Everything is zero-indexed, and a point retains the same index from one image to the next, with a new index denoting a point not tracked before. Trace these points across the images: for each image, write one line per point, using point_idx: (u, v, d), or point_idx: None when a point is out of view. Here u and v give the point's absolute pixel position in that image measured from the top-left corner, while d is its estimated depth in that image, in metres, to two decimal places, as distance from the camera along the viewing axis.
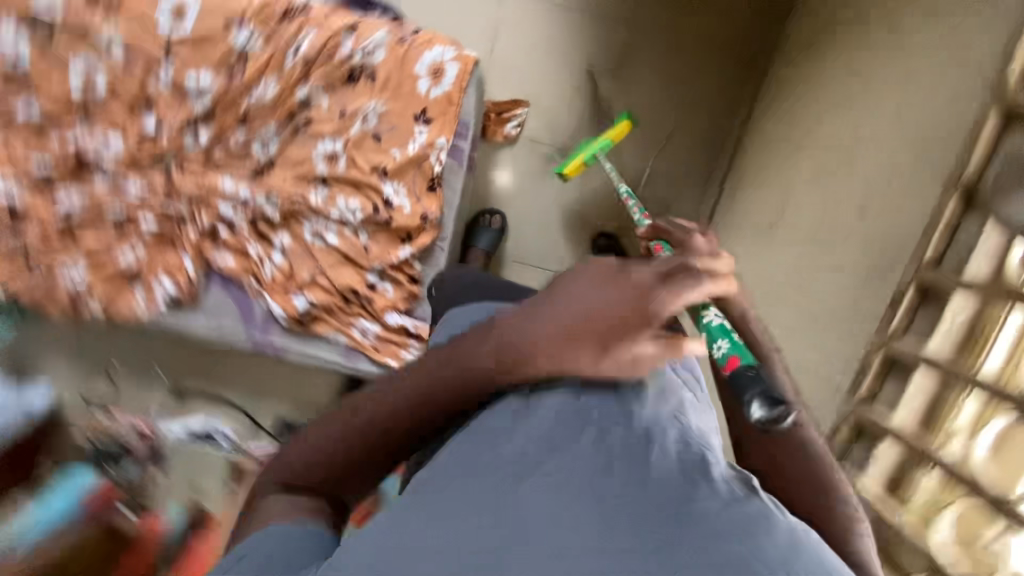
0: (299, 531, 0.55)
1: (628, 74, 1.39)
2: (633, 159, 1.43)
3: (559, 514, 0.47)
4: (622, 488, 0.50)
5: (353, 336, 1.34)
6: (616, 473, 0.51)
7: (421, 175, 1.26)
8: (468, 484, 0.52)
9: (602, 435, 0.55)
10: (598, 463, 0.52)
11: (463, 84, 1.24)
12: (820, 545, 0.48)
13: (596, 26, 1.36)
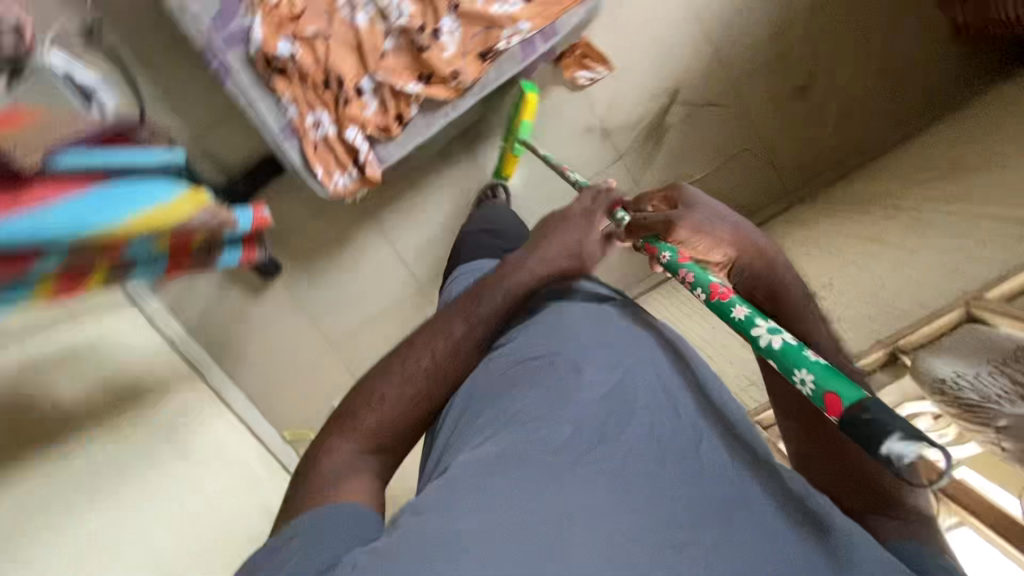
0: (348, 516, 0.54)
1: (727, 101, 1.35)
2: (720, 141, 1.38)
3: (605, 505, 0.49)
4: (678, 474, 0.53)
5: (305, 120, 1.22)
6: (671, 462, 0.54)
7: (481, 37, 1.19)
8: (521, 469, 0.52)
9: (647, 426, 0.57)
10: (649, 453, 0.54)
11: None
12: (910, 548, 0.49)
13: (712, 58, 1.32)
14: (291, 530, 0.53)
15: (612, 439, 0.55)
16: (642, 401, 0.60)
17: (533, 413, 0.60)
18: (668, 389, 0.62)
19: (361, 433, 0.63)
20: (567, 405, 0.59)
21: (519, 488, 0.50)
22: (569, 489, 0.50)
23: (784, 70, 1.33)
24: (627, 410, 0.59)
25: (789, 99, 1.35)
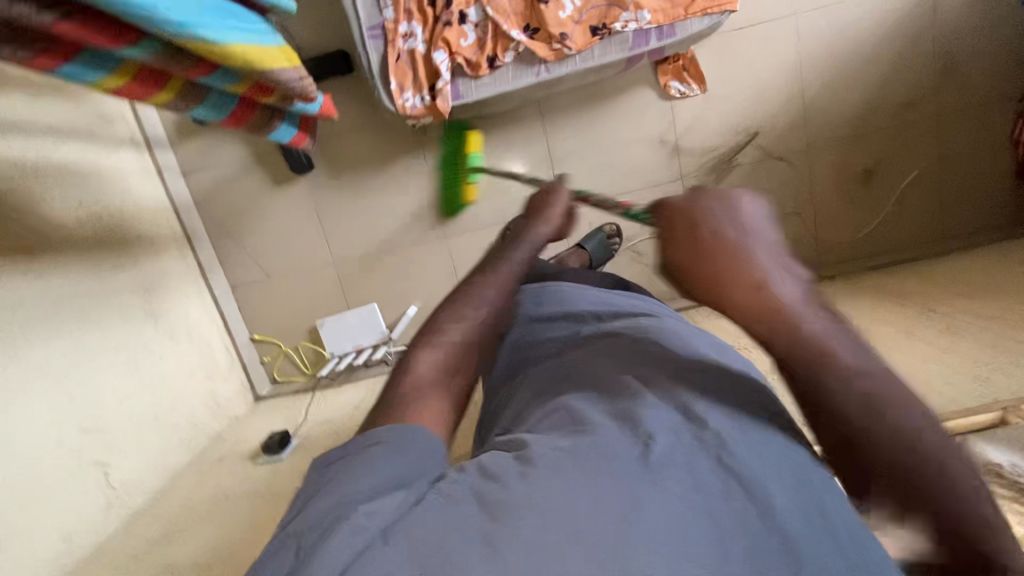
0: (421, 443, 0.52)
1: (792, 160, 1.37)
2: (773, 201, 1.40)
3: (675, 507, 0.42)
4: (741, 487, 0.44)
5: (398, 27, 1.18)
6: (735, 478, 0.45)
7: (600, 11, 1.16)
8: (586, 453, 0.47)
9: (718, 419, 0.50)
10: (712, 469, 0.46)
11: (708, 8, 1.15)
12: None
13: (797, 115, 1.34)
14: (372, 438, 0.52)
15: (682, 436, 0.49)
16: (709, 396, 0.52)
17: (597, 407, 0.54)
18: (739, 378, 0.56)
19: (439, 345, 0.63)
20: (644, 411, 0.51)
21: (567, 482, 0.44)
22: (624, 491, 0.43)
23: (859, 152, 1.37)
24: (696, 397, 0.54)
25: (855, 181, 1.38)
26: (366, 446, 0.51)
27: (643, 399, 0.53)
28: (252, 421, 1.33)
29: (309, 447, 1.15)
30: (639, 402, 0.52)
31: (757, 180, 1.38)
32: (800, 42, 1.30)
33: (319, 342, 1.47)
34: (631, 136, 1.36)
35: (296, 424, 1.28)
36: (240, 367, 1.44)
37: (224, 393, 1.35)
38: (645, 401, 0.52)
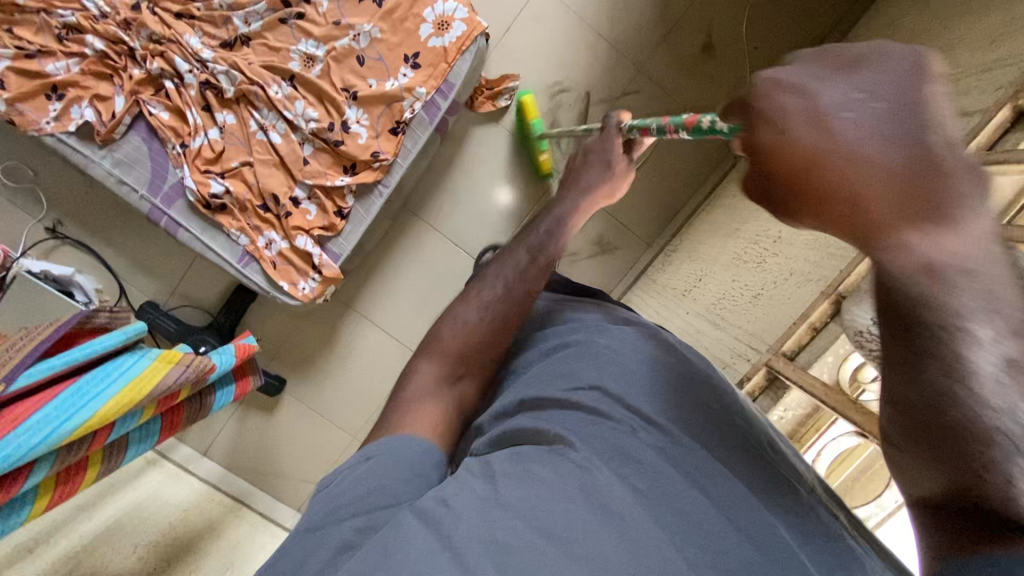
0: (414, 450, 0.59)
1: (639, 85, 1.35)
2: None
3: (609, 502, 0.49)
4: (673, 490, 0.52)
5: (258, 244, 1.29)
6: (675, 483, 0.53)
7: (388, 114, 1.23)
8: (508, 483, 0.50)
9: (657, 442, 0.56)
10: (645, 484, 0.52)
11: (462, 46, 1.19)
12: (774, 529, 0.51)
13: (608, 53, 1.34)
14: (365, 453, 0.58)
15: (628, 437, 0.56)
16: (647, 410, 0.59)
17: (559, 415, 0.58)
18: (692, 393, 0.62)
19: None
20: (602, 431, 0.56)
21: (500, 516, 0.47)
22: (573, 502, 0.49)
23: (685, 38, 1.34)
24: (645, 406, 0.59)
25: (700, 61, 1.35)
26: (360, 460, 0.57)
27: (593, 422, 0.57)
28: None
29: None
30: (600, 428, 0.56)
31: None
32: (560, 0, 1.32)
33: None
34: (492, 172, 1.41)
35: None
36: None
37: None
38: (604, 427, 0.57)
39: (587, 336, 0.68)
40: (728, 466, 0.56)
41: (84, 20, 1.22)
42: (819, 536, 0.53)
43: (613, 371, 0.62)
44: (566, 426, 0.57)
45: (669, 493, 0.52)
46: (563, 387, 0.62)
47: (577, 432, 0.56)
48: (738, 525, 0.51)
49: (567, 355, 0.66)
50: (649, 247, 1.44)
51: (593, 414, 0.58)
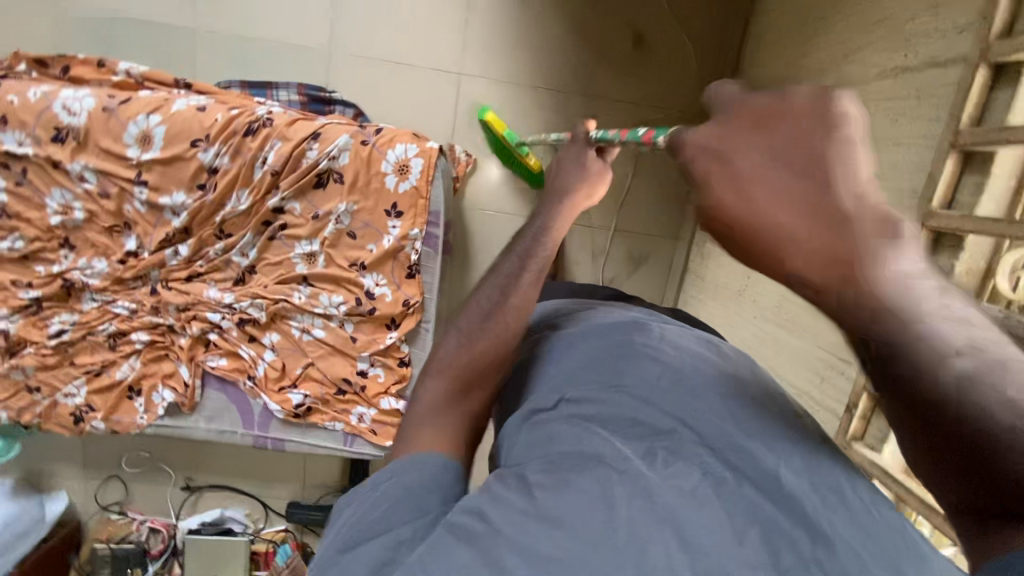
0: (438, 465, 0.54)
1: (593, 107, 1.36)
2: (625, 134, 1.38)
3: (663, 502, 0.45)
4: (725, 480, 0.46)
5: (352, 422, 1.38)
6: (731, 475, 0.47)
7: (398, 265, 1.30)
8: (547, 486, 0.47)
9: (708, 430, 0.50)
10: (703, 476, 0.47)
11: (428, 177, 1.25)
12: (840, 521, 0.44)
13: (551, 96, 1.35)
14: (387, 473, 0.55)
15: (681, 427, 0.51)
16: (695, 391, 0.54)
17: (586, 412, 0.54)
18: (738, 385, 0.56)
19: None
20: (644, 420, 0.52)
21: (534, 525, 0.44)
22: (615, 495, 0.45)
23: (612, 42, 1.32)
24: (688, 396, 0.53)
25: (636, 57, 1.34)
26: (389, 473, 0.54)
27: (632, 413, 0.53)
28: None
29: None
30: (641, 420, 0.52)
31: None
32: (484, 77, 1.34)
33: None
34: None
35: None
36: None
37: None
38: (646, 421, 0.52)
39: (613, 330, 0.64)
40: (790, 455, 0.48)
41: (119, 324, 1.32)
42: (870, 519, 0.44)
43: (658, 362, 0.57)
44: (596, 428, 0.52)
45: (722, 493, 0.46)
46: (586, 391, 0.56)
47: (620, 432, 0.52)
48: (795, 522, 0.44)
49: (582, 355, 0.62)
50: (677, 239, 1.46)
51: (623, 407, 0.54)
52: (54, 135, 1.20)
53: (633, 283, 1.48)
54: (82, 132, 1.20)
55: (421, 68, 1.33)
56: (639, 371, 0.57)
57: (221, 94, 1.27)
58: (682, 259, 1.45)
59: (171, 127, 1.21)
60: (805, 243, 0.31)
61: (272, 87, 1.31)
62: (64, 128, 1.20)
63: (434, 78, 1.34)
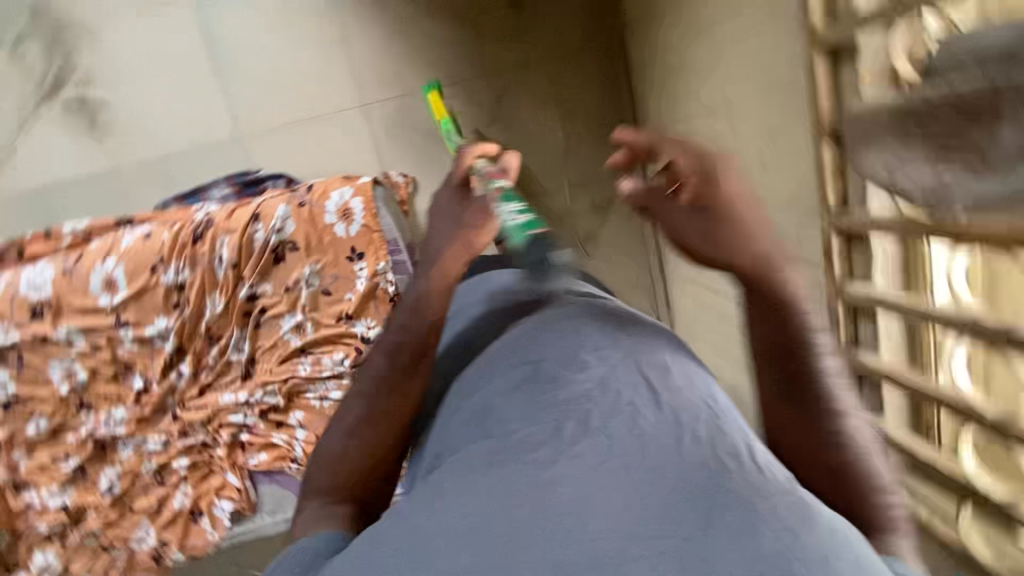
0: (335, 538, 0.63)
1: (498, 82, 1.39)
2: (536, 94, 1.41)
3: (555, 499, 0.54)
4: (633, 471, 0.55)
5: None
6: (636, 467, 0.55)
7: (381, 302, 1.30)
8: (462, 487, 0.59)
9: (618, 436, 0.60)
10: (618, 465, 0.56)
11: (372, 208, 1.28)
12: (723, 494, 0.52)
13: (455, 89, 1.38)
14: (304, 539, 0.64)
15: (596, 432, 0.61)
16: (622, 402, 0.64)
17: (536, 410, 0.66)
18: (661, 392, 0.65)
19: None
20: (564, 435, 0.61)
21: (450, 516, 0.56)
22: (517, 487, 0.56)
23: (488, 17, 1.36)
24: (609, 411, 0.63)
25: (515, 21, 1.37)
26: (302, 544, 0.63)
27: (559, 424, 0.63)
28: None
29: None
30: (560, 432, 0.62)
31: (519, 115, 1.41)
32: (387, 98, 1.37)
33: None
34: None
35: None
36: None
37: None
38: (569, 439, 0.60)
39: (549, 345, 0.74)
40: (690, 451, 0.56)
41: (159, 459, 1.34)
42: (746, 493, 0.51)
43: (594, 381, 0.67)
44: (523, 440, 0.62)
45: (627, 493, 0.53)
46: (540, 397, 0.67)
47: (544, 443, 0.61)
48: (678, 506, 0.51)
49: (530, 362, 0.72)
50: None
51: (549, 419, 0.64)
52: (30, 313, 1.26)
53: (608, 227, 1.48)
54: (53, 300, 1.26)
55: (328, 114, 1.36)
56: (565, 389, 0.67)
57: (161, 216, 1.31)
58: None
59: (128, 263, 1.26)
60: (757, 252, 0.65)
61: (203, 191, 1.34)
62: (36, 304, 1.26)
63: (343, 119, 1.37)
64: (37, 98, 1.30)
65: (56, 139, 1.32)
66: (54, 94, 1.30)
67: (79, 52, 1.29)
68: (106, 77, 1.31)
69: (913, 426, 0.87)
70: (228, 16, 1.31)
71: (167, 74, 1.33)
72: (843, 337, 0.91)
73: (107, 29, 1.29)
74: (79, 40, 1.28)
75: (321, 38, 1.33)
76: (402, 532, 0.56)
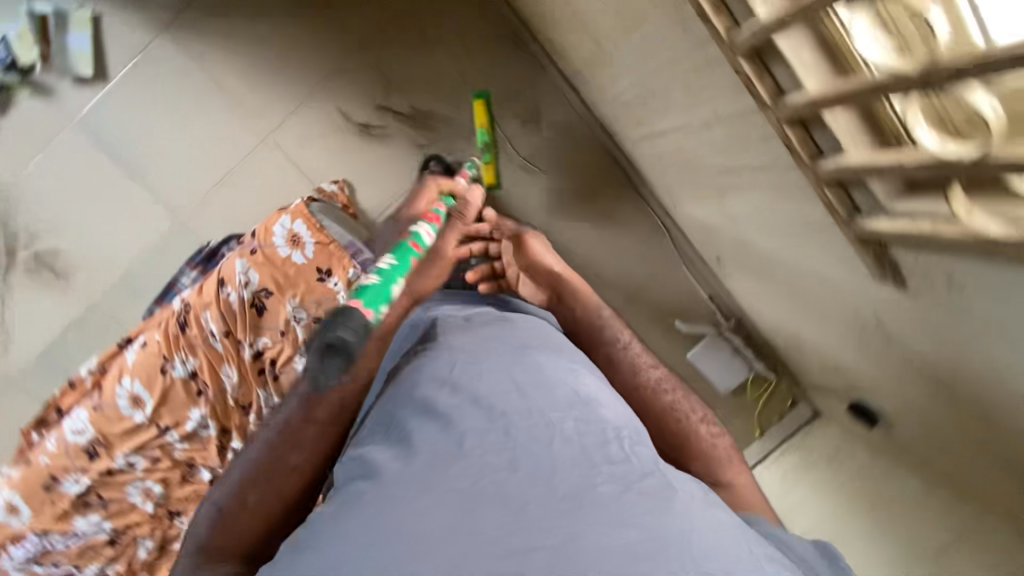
0: None
1: (377, 51, 1.35)
2: (416, 43, 1.36)
3: (454, 524, 0.52)
4: (529, 482, 0.57)
5: None
6: (524, 471, 0.58)
7: None
8: (351, 511, 0.54)
9: (519, 447, 0.61)
10: (503, 465, 0.58)
11: (316, 225, 1.29)
12: (599, 504, 0.55)
13: (342, 78, 1.35)
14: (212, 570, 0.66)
15: (497, 446, 0.61)
16: (521, 414, 0.65)
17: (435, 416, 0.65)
18: (562, 403, 0.68)
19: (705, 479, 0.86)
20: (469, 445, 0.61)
21: (334, 544, 0.51)
22: (412, 505, 0.53)
23: None
24: (511, 422, 0.64)
25: None
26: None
27: (458, 436, 0.62)
28: (837, 430, 1.41)
29: (846, 382, 1.21)
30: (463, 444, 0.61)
31: (413, 72, 1.36)
32: (285, 118, 1.36)
33: (732, 395, 1.55)
34: None
35: (831, 388, 1.31)
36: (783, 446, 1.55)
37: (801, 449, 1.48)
38: (468, 449, 0.60)
39: (452, 364, 0.73)
40: (577, 463, 0.59)
41: None
42: (622, 511, 0.54)
43: (502, 393, 0.67)
44: (424, 454, 0.60)
45: (515, 507, 0.54)
46: (416, 400, 0.68)
47: (446, 455, 0.59)
48: (559, 513, 0.54)
49: (422, 373, 0.73)
50: (535, 69, 1.39)
51: (452, 434, 0.62)
52: (88, 455, 1.32)
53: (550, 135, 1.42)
54: (99, 437, 1.32)
55: (243, 160, 1.37)
56: (467, 405, 0.66)
57: (149, 323, 1.35)
58: (558, 79, 1.39)
59: (141, 376, 1.31)
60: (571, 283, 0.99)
61: (175, 283, 1.37)
62: (87, 446, 1.32)
63: (260, 159, 1.37)
64: (0, 273, 1.36)
65: (36, 300, 1.38)
66: (12, 262, 1.36)
67: (11, 215, 1.34)
68: (45, 225, 1.36)
69: (877, 138, 0.59)
70: (111, 117, 1.32)
71: (91, 197, 1.35)
72: (764, 94, 0.65)
73: (22, 183, 1.33)
74: (5, 204, 1.33)
75: (201, 94, 1.33)
76: (326, 531, 0.53)
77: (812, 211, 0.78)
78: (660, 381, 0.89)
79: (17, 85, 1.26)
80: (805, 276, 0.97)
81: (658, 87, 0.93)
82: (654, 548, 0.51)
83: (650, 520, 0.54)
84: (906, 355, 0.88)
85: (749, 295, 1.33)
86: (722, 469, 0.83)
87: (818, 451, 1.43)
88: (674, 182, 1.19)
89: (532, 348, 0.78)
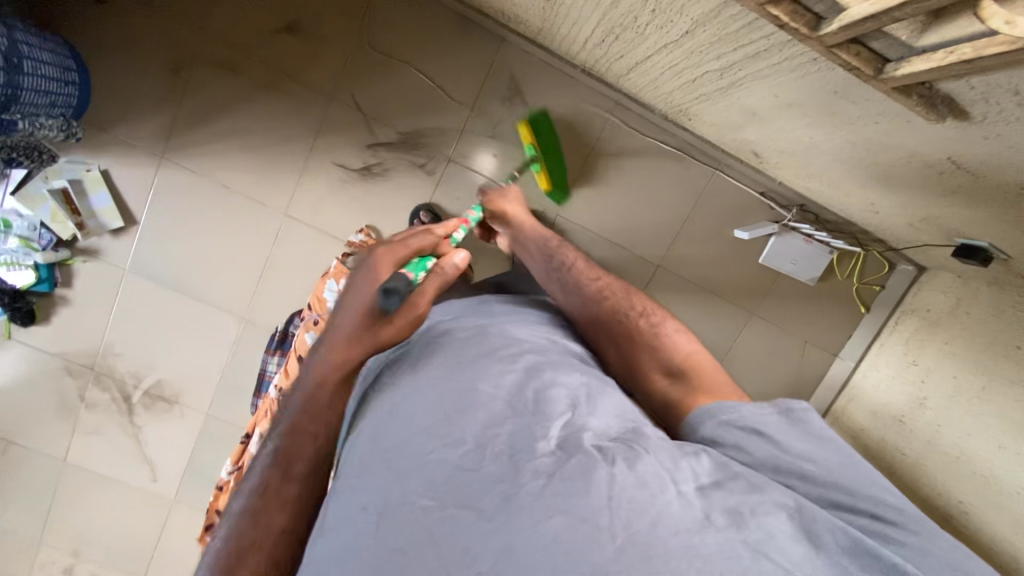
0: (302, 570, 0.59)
1: (348, 94, 1.36)
2: (379, 70, 1.35)
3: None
4: (460, 508, 0.53)
5: None
6: (454, 500, 0.53)
7: None
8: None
9: (450, 465, 0.56)
10: (435, 495, 0.54)
11: None
12: (528, 509, 0.52)
13: (328, 134, 1.38)
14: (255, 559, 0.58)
15: (436, 470, 0.56)
16: (456, 428, 0.60)
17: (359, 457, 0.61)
18: (496, 403, 0.63)
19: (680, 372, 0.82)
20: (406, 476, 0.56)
21: None
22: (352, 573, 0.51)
23: (293, 58, 1.34)
24: (445, 439, 0.59)
25: (309, 40, 1.33)
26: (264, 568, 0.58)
27: (395, 471, 0.57)
28: (947, 278, 1.30)
29: (943, 230, 1.10)
30: (399, 477, 0.57)
31: (389, 99, 1.36)
32: (294, 192, 1.41)
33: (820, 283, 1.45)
34: (480, 192, 1.42)
35: (928, 241, 1.20)
36: (892, 314, 1.45)
37: (916, 310, 1.38)
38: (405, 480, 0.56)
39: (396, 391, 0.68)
40: (507, 470, 0.56)
41: None
42: (541, 510, 0.52)
43: (437, 410, 0.62)
44: (365, 503, 0.56)
45: (450, 546, 0.50)
46: (360, 442, 0.64)
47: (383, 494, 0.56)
48: (490, 535, 0.50)
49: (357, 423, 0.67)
50: (499, 44, 1.34)
51: (393, 469, 0.58)
52: None
53: (539, 102, 1.37)
54: None
55: (275, 244, 1.43)
56: (402, 434, 0.61)
57: (259, 417, 1.37)
58: (523, 43, 1.34)
59: None
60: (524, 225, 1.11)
61: (264, 372, 1.45)
62: None
63: (288, 237, 1.43)
64: (126, 418, 1.52)
65: (164, 429, 1.54)
66: (131, 405, 1.52)
67: (114, 367, 1.49)
68: (143, 364, 1.50)
69: None
70: (154, 252, 1.43)
71: (168, 326, 1.48)
72: None
73: (110, 337, 1.47)
74: (106, 359, 1.48)
75: (216, 200, 1.40)
76: None
77: (836, 78, 0.71)
78: (608, 300, 0.92)
79: (70, 257, 1.39)
80: (855, 144, 0.88)
81: (624, 14, 0.86)
82: (588, 537, 0.49)
83: (579, 501, 0.52)
84: (998, 186, 0.79)
85: (802, 180, 1.24)
86: (677, 361, 0.81)
87: (935, 307, 1.31)
88: (680, 99, 1.11)
89: (455, 345, 0.74)
